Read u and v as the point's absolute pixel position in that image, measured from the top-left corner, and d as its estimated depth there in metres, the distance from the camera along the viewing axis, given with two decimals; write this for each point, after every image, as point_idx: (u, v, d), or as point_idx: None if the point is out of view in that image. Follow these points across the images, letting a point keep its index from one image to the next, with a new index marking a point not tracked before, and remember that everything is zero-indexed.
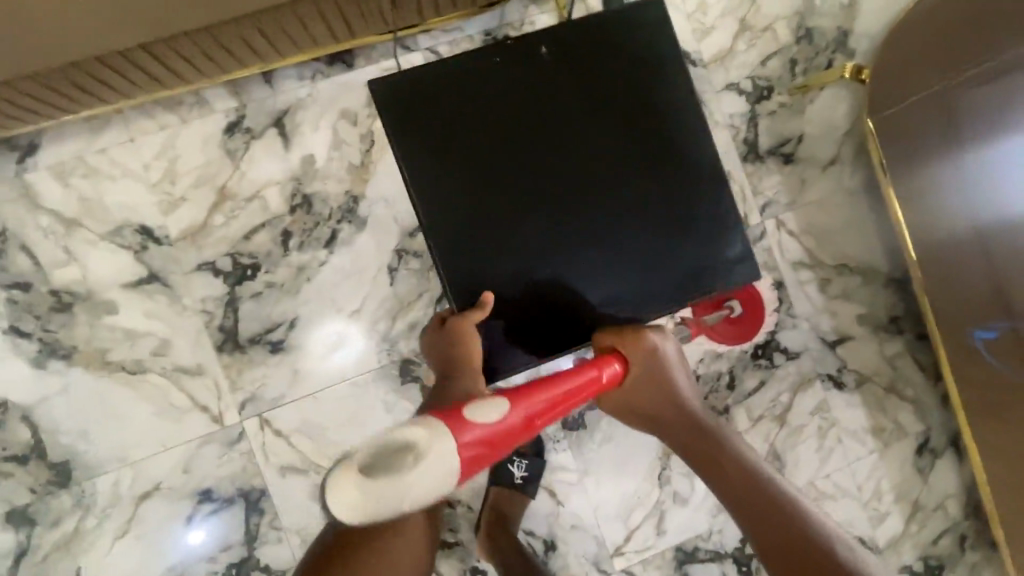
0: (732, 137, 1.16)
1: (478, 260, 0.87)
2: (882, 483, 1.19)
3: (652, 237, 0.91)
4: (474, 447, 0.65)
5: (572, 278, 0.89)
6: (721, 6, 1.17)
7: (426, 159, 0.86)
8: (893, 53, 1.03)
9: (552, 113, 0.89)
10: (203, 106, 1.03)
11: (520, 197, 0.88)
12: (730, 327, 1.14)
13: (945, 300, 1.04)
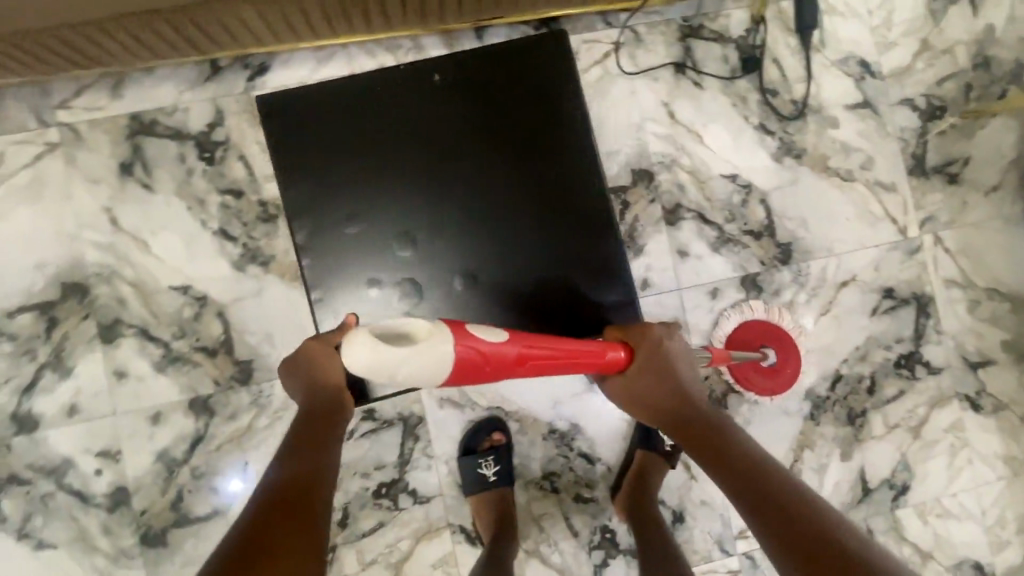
0: (900, 150, 1.19)
1: (347, 240, 1.05)
2: (1007, 512, 1.19)
3: (537, 237, 1.07)
4: (472, 355, 0.71)
5: (430, 277, 1.05)
6: (905, 24, 1.21)
7: (312, 149, 1.05)
8: None
9: (431, 132, 1.06)
10: (418, 52, 1.09)
11: (393, 196, 1.05)
12: (760, 373, 1.11)
13: None
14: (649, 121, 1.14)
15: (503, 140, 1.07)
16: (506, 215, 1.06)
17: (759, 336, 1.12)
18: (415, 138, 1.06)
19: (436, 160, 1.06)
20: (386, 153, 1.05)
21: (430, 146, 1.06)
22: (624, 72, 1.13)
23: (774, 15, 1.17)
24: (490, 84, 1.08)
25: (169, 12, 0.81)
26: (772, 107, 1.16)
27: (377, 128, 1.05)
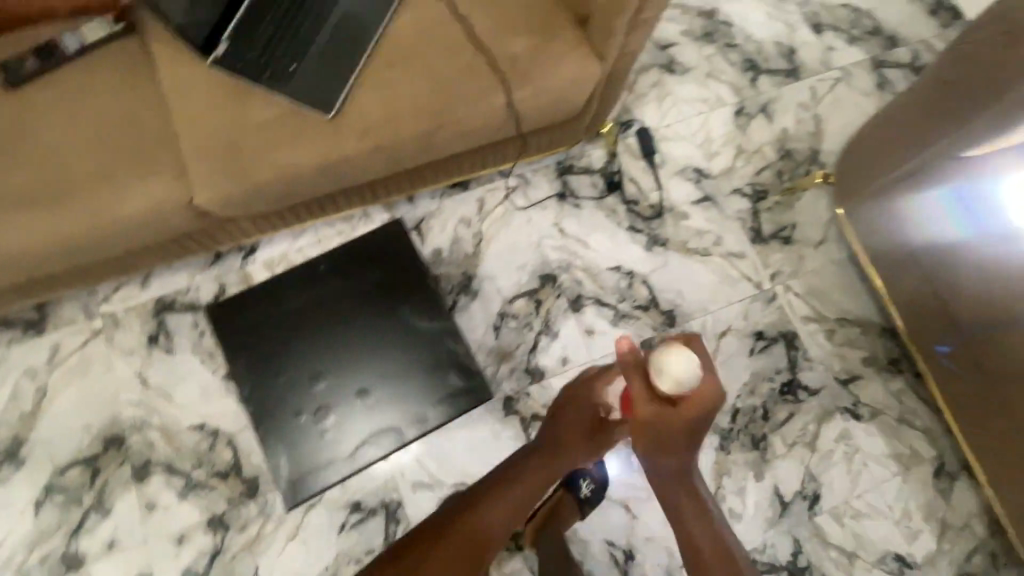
0: (741, 226, 1.56)
1: (274, 396, 1.33)
2: (910, 503, 1.39)
3: (415, 359, 1.37)
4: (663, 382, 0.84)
5: (338, 406, 1.33)
6: (721, 138, 1.64)
7: (239, 336, 1.36)
8: (870, 133, 1.21)
9: (324, 303, 1.39)
10: (367, 218, 1.48)
11: (303, 356, 1.35)
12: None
13: (912, 317, 1.22)
14: (546, 238, 1.51)
15: (376, 294, 1.41)
16: (395, 347, 1.37)
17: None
18: (314, 309, 1.38)
19: (331, 323, 1.38)
20: (292, 326, 1.37)
21: (323, 314, 1.38)
22: (521, 206, 1.52)
23: (624, 148, 1.60)
24: (361, 262, 1.43)
25: (185, 241, 1.18)
26: (636, 212, 1.55)
27: (284, 309, 1.38)
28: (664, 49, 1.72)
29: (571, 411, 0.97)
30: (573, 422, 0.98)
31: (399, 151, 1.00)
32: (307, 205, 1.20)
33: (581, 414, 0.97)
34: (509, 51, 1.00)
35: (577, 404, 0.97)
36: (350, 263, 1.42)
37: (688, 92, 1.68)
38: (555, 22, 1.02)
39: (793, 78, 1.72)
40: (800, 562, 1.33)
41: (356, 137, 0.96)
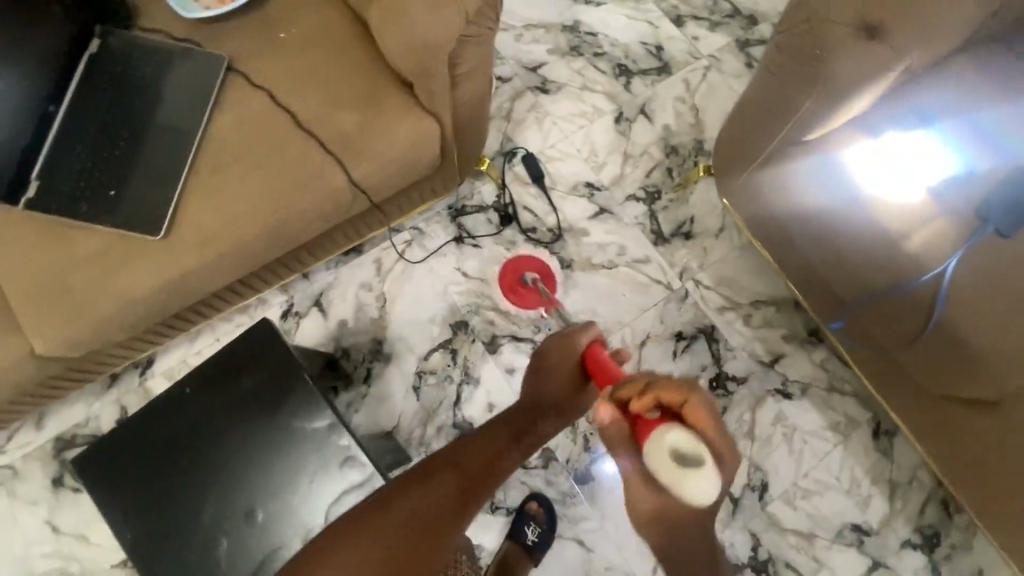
0: (642, 231, 1.57)
1: (154, 547, 0.97)
2: (856, 471, 1.40)
3: (307, 481, 0.95)
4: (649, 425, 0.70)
5: (222, 549, 0.95)
6: (607, 148, 1.65)
7: (107, 482, 0.99)
8: (732, 123, 1.19)
9: (193, 423, 0.99)
10: (264, 303, 1.44)
11: (181, 491, 0.98)
12: (520, 271, 1.47)
13: (809, 295, 1.19)
14: (450, 285, 1.48)
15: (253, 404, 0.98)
16: (283, 467, 0.96)
17: (538, 263, 1.49)
18: (192, 432, 0.99)
19: (195, 468, 0.98)
20: (147, 481, 0.98)
21: (198, 437, 0.99)
22: (419, 259, 1.50)
23: (513, 178, 1.60)
24: (217, 383, 1.00)
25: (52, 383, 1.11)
26: (536, 239, 1.54)
27: (149, 438, 1.00)
28: (535, 70, 1.73)
29: (555, 368, 0.90)
30: (556, 383, 0.90)
31: (250, 250, 0.97)
32: (177, 318, 1.15)
33: (569, 371, 0.90)
34: (338, 128, 0.97)
35: (559, 359, 0.90)
36: (209, 387, 1.00)
37: (566, 109, 1.69)
38: (379, 86, 0.99)
39: (665, 74, 1.74)
40: (761, 556, 1.33)
41: (199, 249, 0.93)
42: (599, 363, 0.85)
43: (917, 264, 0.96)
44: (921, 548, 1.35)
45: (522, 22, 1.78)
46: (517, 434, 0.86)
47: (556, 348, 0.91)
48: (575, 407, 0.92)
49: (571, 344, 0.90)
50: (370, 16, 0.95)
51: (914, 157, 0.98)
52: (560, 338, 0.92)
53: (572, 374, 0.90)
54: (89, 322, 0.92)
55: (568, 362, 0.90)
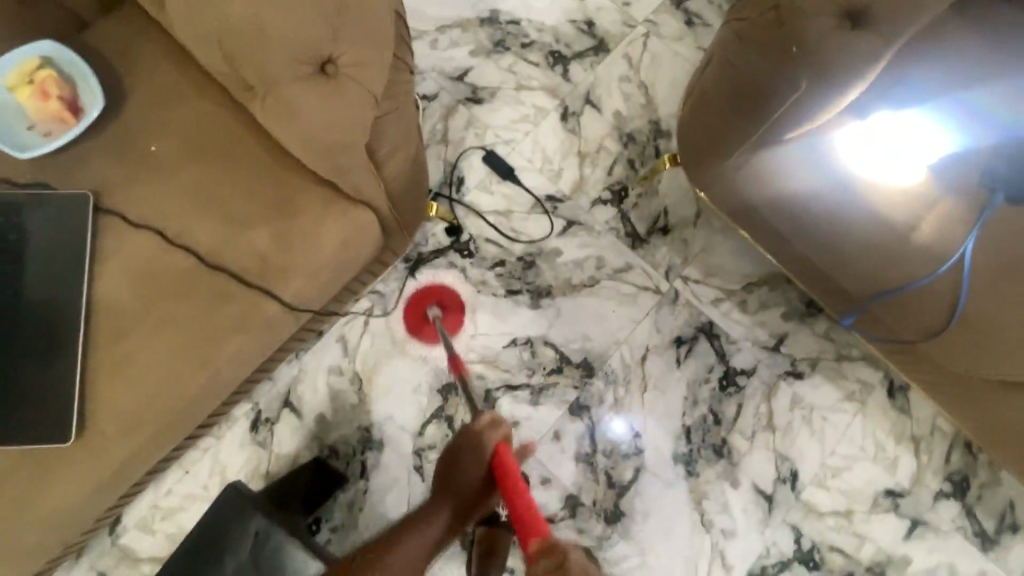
0: (617, 236, 1.45)
1: None
2: (879, 435, 1.37)
3: None
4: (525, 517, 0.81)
5: None
6: (559, 152, 1.50)
7: None
8: (700, 114, 1.03)
9: None
10: (228, 419, 1.28)
11: None
12: (424, 302, 1.37)
13: (816, 283, 1.08)
14: (428, 347, 1.34)
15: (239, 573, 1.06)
16: None
17: (450, 299, 1.37)
18: None
19: None
20: None
21: None
22: (387, 326, 1.35)
23: (466, 210, 1.44)
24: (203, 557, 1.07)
25: None
26: (508, 273, 1.41)
27: None
28: (462, 79, 1.53)
29: (471, 461, 0.96)
30: (461, 485, 0.98)
31: (195, 408, 0.84)
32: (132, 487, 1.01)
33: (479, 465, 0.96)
34: (258, 249, 0.82)
35: (476, 457, 0.95)
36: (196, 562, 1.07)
37: (506, 116, 1.51)
38: (292, 188, 0.83)
39: (604, 52, 1.56)
40: (806, 545, 1.31)
41: (136, 428, 0.80)
42: (504, 471, 0.90)
43: (933, 255, 0.89)
44: (954, 496, 1.35)
45: (435, 24, 1.57)
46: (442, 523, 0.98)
47: (470, 439, 0.97)
48: (489, 494, 1.01)
49: (479, 440, 0.95)
50: (254, 113, 0.78)
51: (912, 137, 0.88)
52: (475, 428, 0.97)
53: (479, 477, 0.96)
54: (25, 544, 0.79)
55: (478, 466, 0.96)
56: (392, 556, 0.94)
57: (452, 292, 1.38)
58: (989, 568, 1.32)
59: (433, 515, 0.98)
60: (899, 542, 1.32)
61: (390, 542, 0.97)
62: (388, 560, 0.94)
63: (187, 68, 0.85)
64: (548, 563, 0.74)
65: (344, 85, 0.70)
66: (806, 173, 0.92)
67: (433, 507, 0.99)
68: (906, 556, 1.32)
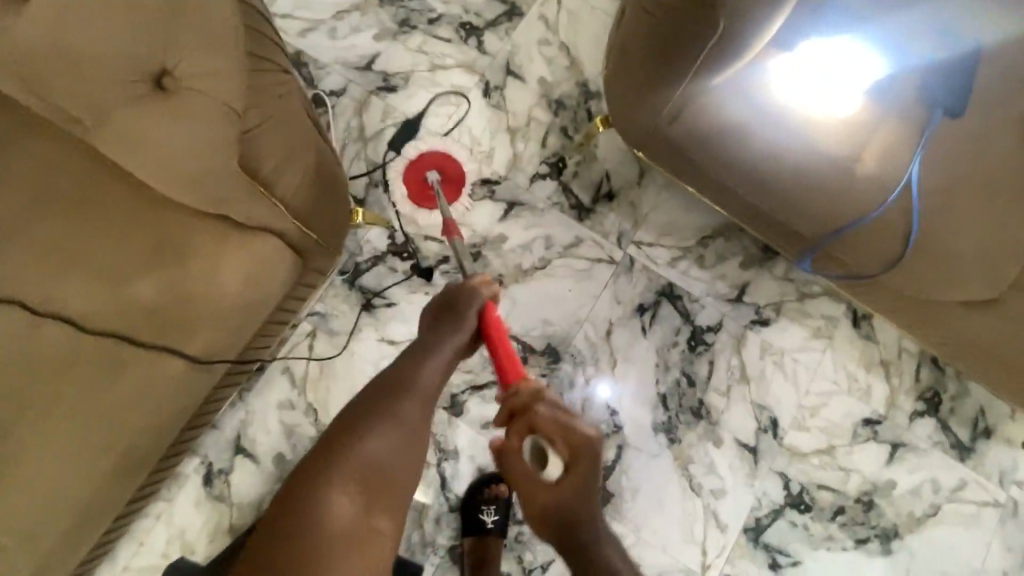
0: (562, 211, 1.37)
1: None
2: (849, 367, 1.37)
3: None
4: (505, 359, 0.83)
5: None
6: (487, 131, 1.40)
7: None
8: (627, 66, 0.94)
9: None
10: (177, 478, 1.17)
11: None
12: (424, 168, 1.34)
13: (768, 230, 1.04)
14: (381, 362, 1.26)
15: None
16: None
17: (445, 159, 1.34)
18: None
19: None
20: None
21: None
22: (334, 347, 1.25)
23: (398, 208, 1.34)
24: None
25: None
26: (454, 269, 1.31)
27: None
28: (370, 67, 1.41)
29: (465, 307, 0.89)
30: (463, 324, 0.88)
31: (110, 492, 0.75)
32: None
33: (473, 316, 0.89)
34: (148, 305, 0.72)
35: (468, 305, 0.89)
36: None
37: (424, 101, 1.40)
38: (172, 229, 0.72)
39: (517, 16, 1.45)
40: (795, 489, 1.30)
41: (53, 518, 0.73)
42: (493, 322, 0.88)
43: (880, 188, 0.84)
44: (927, 413, 1.36)
45: (330, 11, 1.43)
46: (430, 379, 0.86)
47: (464, 294, 0.91)
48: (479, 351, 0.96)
49: (472, 295, 0.90)
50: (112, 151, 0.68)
51: (847, 62, 0.83)
52: (469, 285, 0.91)
53: (473, 327, 0.89)
54: None
55: (471, 310, 0.89)
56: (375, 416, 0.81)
57: (455, 163, 1.35)
58: (969, 476, 1.35)
59: (429, 351, 0.87)
60: (882, 468, 1.33)
61: (384, 399, 0.83)
62: (397, 407, 0.82)
63: (12, 106, 0.71)
64: (520, 419, 0.77)
65: (183, 98, 0.66)
66: (747, 119, 0.85)
67: (426, 342, 0.88)
68: (891, 480, 1.33)
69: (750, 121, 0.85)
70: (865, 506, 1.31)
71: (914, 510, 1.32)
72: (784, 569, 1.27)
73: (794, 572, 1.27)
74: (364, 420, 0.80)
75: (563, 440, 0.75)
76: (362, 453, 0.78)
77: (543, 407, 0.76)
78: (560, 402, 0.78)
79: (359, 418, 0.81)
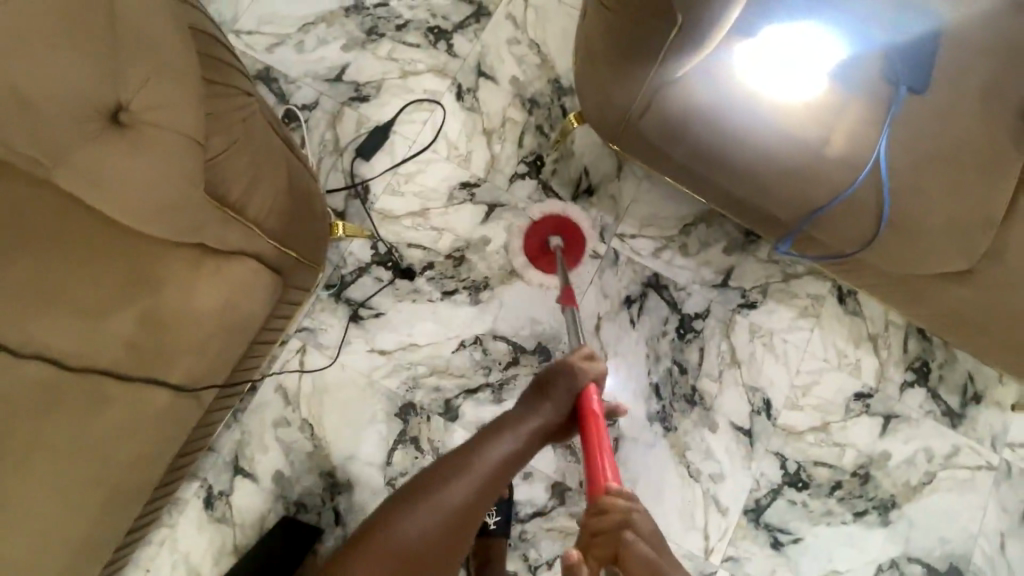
0: (543, 209, 1.38)
1: None
2: (838, 343, 1.38)
3: None
4: (603, 467, 0.82)
5: None
6: (463, 134, 1.40)
7: None
8: (592, 63, 0.94)
9: None
10: (177, 503, 1.18)
11: None
12: (549, 230, 1.36)
13: (744, 215, 1.05)
14: (374, 372, 1.26)
15: None
16: None
17: (572, 230, 1.37)
18: None
19: None
20: None
21: None
22: (325, 362, 1.25)
23: (379, 218, 1.34)
24: None
25: None
26: (439, 275, 1.32)
27: None
28: (341, 78, 1.40)
29: (565, 390, 0.93)
30: (552, 404, 0.93)
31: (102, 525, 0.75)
32: None
33: (565, 400, 0.93)
34: (124, 335, 0.72)
35: (568, 388, 0.93)
36: None
37: (398, 109, 1.40)
38: (147, 257, 0.73)
39: (485, 17, 1.45)
40: (792, 467, 1.31)
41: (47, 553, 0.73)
42: (590, 411, 0.89)
43: (849, 166, 0.85)
44: (917, 382, 1.38)
45: (296, 24, 1.42)
46: (506, 461, 0.89)
47: (562, 371, 0.94)
48: (561, 437, 0.98)
49: (570, 376, 0.93)
50: (83, 186, 0.68)
51: (809, 46, 0.83)
52: (570, 365, 0.94)
53: (562, 411, 0.93)
54: None
55: (570, 392, 0.93)
56: (444, 486, 0.84)
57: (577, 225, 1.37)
58: (962, 442, 1.37)
59: (510, 425, 0.92)
60: (876, 440, 1.35)
61: (453, 468, 0.86)
62: (458, 487, 0.85)
63: None
64: (610, 525, 0.74)
65: (138, 133, 0.64)
66: (718, 108, 0.85)
67: (511, 416, 0.94)
68: (886, 452, 1.34)
69: (720, 110, 0.85)
70: (862, 479, 1.33)
71: (910, 480, 1.34)
72: (786, 547, 1.28)
73: (796, 549, 1.28)
74: (426, 492, 0.83)
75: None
76: (399, 531, 0.79)
77: (629, 532, 0.73)
78: (657, 543, 0.74)
79: (424, 486, 0.85)
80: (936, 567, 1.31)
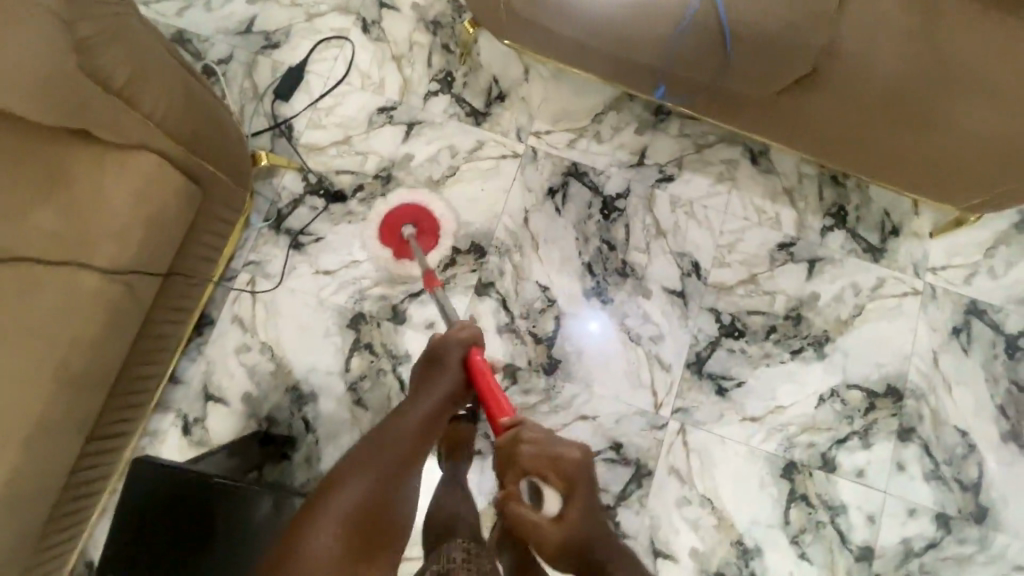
0: (459, 121, 1.45)
1: None
2: (756, 201, 1.46)
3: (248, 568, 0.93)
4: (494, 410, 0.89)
5: None
6: (373, 63, 1.47)
7: None
8: None
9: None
10: (158, 434, 1.27)
11: None
12: (400, 220, 1.39)
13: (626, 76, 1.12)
14: (322, 292, 1.34)
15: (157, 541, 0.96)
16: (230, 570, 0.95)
17: (423, 214, 1.40)
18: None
19: None
20: None
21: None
22: (274, 289, 1.34)
23: (305, 152, 1.42)
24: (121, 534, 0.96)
25: None
26: (369, 195, 1.40)
27: None
28: (251, 29, 1.47)
29: (455, 359, 0.97)
30: (449, 370, 0.97)
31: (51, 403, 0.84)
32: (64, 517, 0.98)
33: (456, 364, 0.97)
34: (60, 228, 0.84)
35: (455, 354, 0.97)
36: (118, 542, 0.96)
37: (309, 50, 1.47)
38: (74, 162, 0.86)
39: None
40: (727, 318, 1.40)
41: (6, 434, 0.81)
42: (481, 373, 0.94)
43: None
44: (837, 226, 1.46)
45: None
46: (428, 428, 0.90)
47: (442, 345, 0.99)
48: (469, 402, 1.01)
49: (451, 343, 0.98)
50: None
51: None
52: (452, 334, 0.99)
53: (460, 373, 0.97)
54: None
55: (458, 359, 0.97)
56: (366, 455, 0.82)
57: (427, 210, 1.40)
58: (886, 274, 1.44)
59: (415, 400, 0.93)
60: (803, 284, 1.43)
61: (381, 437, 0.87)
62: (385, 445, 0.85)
63: None
64: (504, 453, 0.83)
65: None
66: None
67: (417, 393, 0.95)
68: (814, 292, 1.42)
69: None
70: (794, 321, 1.41)
71: (840, 315, 1.42)
72: (730, 392, 1.37)
73: (739, 392, 1.37)
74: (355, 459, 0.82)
75: (556, 473, 0.81)
76: (340, 503, 0.75)
77: (526, 445, 0.81)
78: (538, 432, 0.84)
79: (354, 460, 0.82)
80: (874, 390, 1.39)
